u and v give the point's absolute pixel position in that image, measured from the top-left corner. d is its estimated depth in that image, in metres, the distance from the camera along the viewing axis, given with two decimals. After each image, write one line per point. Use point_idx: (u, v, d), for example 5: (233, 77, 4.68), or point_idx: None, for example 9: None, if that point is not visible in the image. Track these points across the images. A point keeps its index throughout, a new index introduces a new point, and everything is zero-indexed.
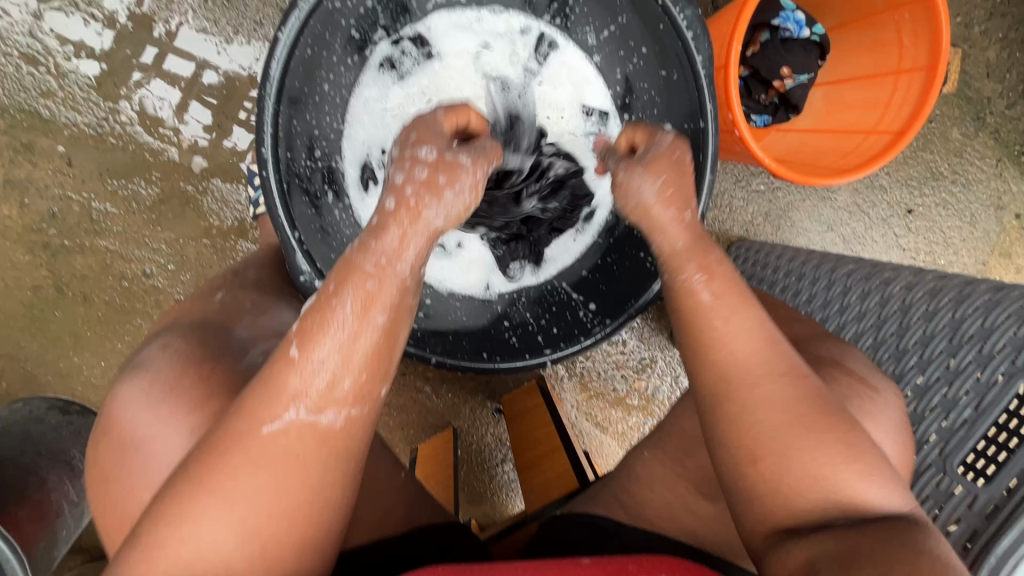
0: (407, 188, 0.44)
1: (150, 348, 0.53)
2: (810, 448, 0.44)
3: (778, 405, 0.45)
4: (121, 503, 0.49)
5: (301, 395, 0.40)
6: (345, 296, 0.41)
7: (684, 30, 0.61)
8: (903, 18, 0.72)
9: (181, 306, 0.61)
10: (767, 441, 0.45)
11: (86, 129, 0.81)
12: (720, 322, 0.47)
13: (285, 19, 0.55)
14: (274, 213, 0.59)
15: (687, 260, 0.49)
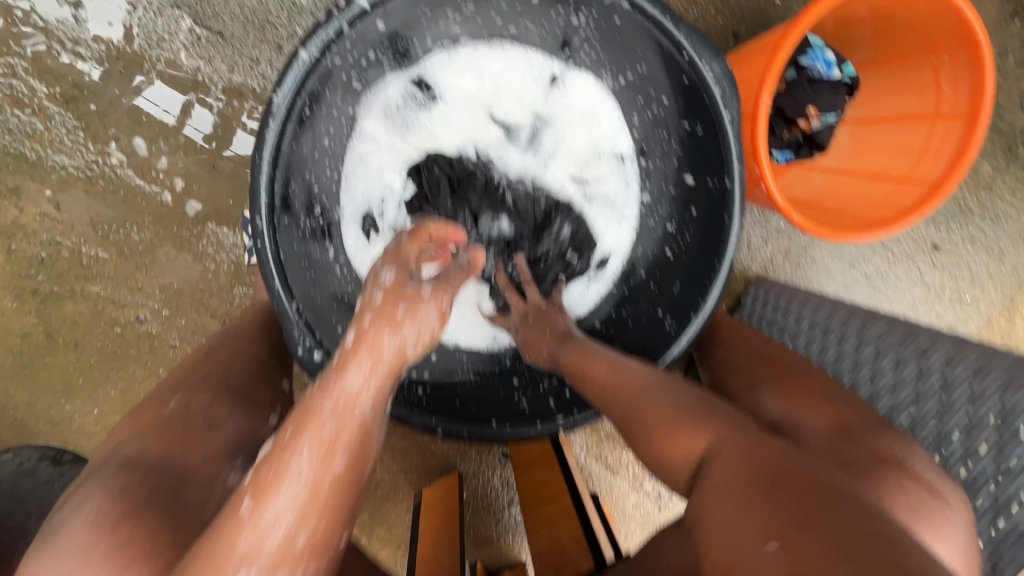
0: (369, 317, 0.48)
1: (69, 505, 0.43)
2: (672, 429, 0.48)
3: (640, 395, 0.52)
4: None
5: (252, 554, 0.37)
6: (302, 439, 0.40)
7: (711, 86, 0.56)
8: (942, 60, 0.67)
9: (124, 426, 0.51)
10: (633, 420, 0.51)
11: (75, 172, 0.77)
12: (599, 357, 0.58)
13: (281, 79, 0.50)
14: (270, 284, 0.55)
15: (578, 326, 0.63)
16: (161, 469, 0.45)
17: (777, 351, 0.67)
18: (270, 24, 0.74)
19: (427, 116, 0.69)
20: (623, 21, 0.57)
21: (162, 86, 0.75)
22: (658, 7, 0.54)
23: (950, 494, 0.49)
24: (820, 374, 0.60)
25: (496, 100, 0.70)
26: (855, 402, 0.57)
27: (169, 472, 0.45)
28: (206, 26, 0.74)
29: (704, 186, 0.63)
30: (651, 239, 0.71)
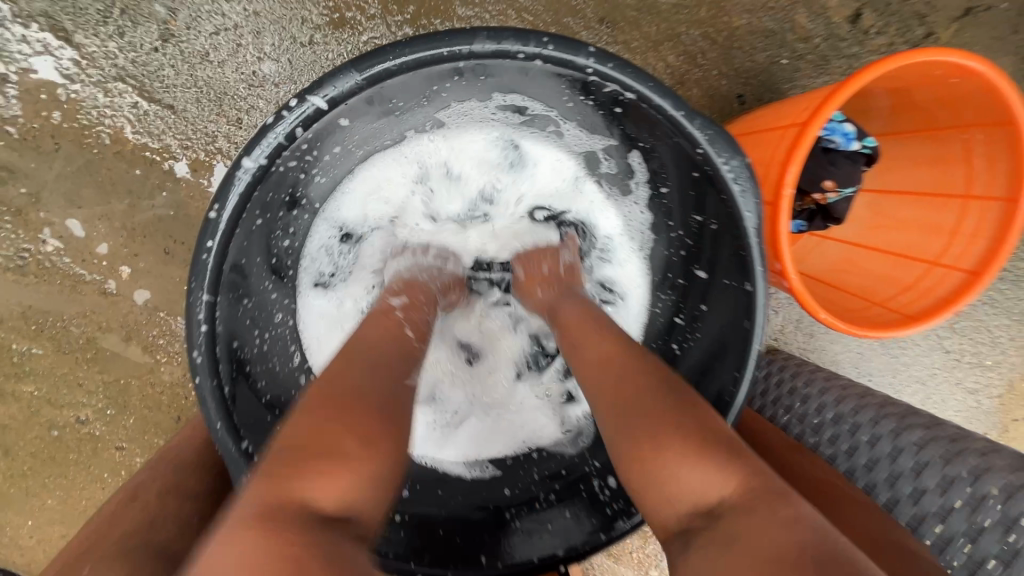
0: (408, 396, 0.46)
1: None
2: (675, 445, 0.41)
3: (639, 395, 0.45)
4: None
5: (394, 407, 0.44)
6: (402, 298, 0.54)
7: (729, 182, 0.48)
8: (973, 138, 0.61)
9: None
10: (614, 401, 0.46)
11: (5, 262, 0.68)
12: (587, 342, 0.51)
13: (222, 193, 0.42)
14: (211, 429, 0.45)
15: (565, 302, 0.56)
16: None
17: (809, 456, 0.59)
18: (228, 99, 0.66)
19: (366, 256, 0.61)
20: (624, 109, 0.49)
21: (112, 147, 0.66)
22: (669, 100, 0.45)
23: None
24: (871, 505, 0.52)
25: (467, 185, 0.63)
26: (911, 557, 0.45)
27: None
28: (153, 99, 0.66)
29: (720, 284, 0.56)
30: (657, 329, 0.65)
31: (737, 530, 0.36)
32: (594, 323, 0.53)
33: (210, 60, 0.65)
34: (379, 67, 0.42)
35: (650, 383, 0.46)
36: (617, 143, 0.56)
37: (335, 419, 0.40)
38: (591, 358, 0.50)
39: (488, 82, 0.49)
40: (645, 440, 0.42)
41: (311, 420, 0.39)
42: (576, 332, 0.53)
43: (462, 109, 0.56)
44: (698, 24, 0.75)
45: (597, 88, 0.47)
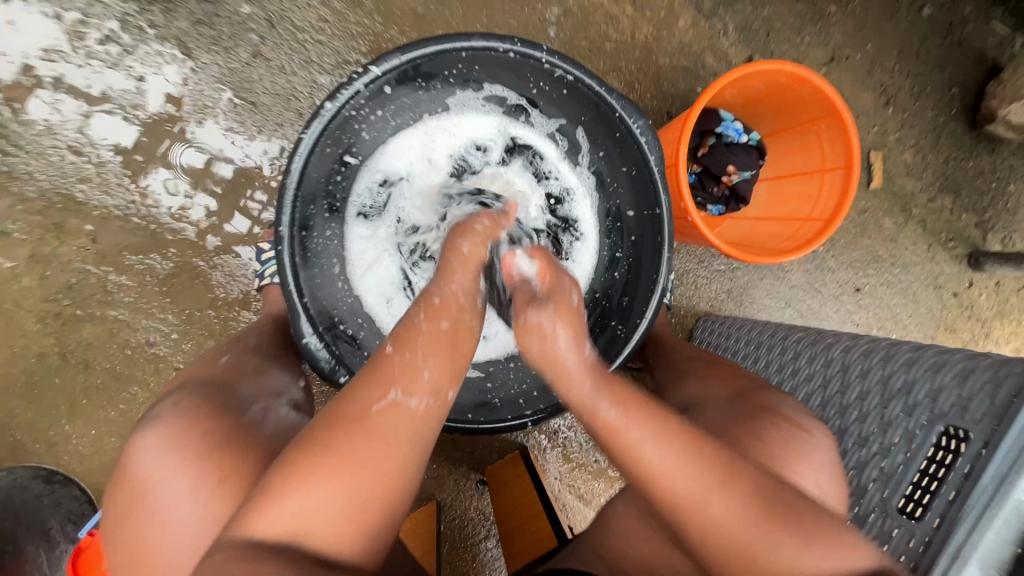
0: (395, 394, 0.52)
1: (166, 404, 0.63)
2: (786, 547, 0.50)
3: (733, 516, 0.51)
4: (140, 527, 0.57)
5: (397, 382, 0.52)
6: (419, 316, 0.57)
7: (638, 136, 0.73)
8: (821, 127, 0.87)
9: (193, 369, 0.72)
10: (709, 511, 0.51)
11: (116, 210, 0.91)
12: (650, 453, 0.53)
13: (310, 124, 0.67)
14: (285, 282, 0.68)
15: (598, 397, 0.56)
16: (227, 388, 0.66)
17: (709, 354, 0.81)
18: (296, 99, 0.93)
19: (397, 199, 0.86)
20: (567, 90, 0.75)
21: (208, 128, 0.92)
22: (595, 80, 0.71)
23: (809, 426, 0.64)
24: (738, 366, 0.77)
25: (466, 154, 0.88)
26: (751, 377, 0.73)
27: (233, 391, 0.65)
28: (242, 97, 0.92)
29: (640, 215, 0.79)
30: (603, 263, 0.87)
31: None
32: (653, 429, 0.54)
33: (285, 71, 0.92)
34: (413, 50, 0.67)
35: (734, 493, 0.52)
36: (569, 122, 0.82)
37: (345, 440, 0.49)
38: (662, 472, 0.52)
39: (479, 73, 0.76)
40: (751, 557, 0.51)
41: (328, 434, 0.50)
42: (621, 434, 0.54)
43: (464, 96, 0.82)
44: (634, 61, 1.04)
45: (550, 74, 0.73)
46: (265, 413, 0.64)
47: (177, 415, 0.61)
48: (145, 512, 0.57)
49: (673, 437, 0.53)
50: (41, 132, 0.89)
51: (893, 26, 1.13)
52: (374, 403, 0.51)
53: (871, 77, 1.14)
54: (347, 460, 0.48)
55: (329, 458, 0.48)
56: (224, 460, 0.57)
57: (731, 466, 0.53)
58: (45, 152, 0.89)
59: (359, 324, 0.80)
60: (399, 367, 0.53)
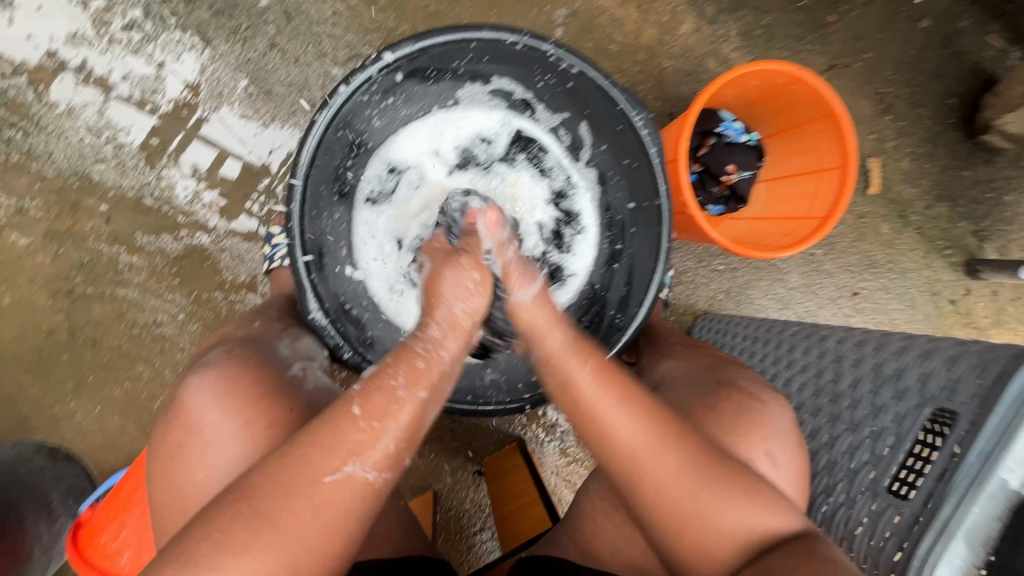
0: (352, 466, 0.52)
1: (217, 352, 0.67)
2: (722, 500, 0.54)
3: (683, 472, 0.54)
4: (181, 466, 0.60)
5: (357, 453, 0.52)
6: (399, 371, 0.57)
7: (640, 129, 0.75)
8: (818, 128, 0.89)
9: (227, 329, 0.74)
10: (652, 464, 0.55)
11: (130, 192, 0.93)
12: (611, 415, 0.55)
13: (323, 106, 0.69)
14: (294, 259, 0.70)
15: (567, 355, 0.59)
16: (269, 346, 0.69)
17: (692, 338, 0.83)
18: (309, 89, 0.95)
19: (405, 187, 0.89)
20: (572, 84, 0.78)
21: (223, 115, 0.95)
22: (600, 74, 0.74)
23: (764, 398, 0.65)
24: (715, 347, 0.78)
25: (474, 146, 0.90)
26: (718, 353, 0.74)
27: (274, 349, 0.69)
28: (257, 85, 0.95)
29: (641, 208, 0.81)
30: (603, 256, 0.89)
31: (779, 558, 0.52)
32: (613, 393, 0.56)
33: (300, 62, 0.96)
34: (424, 40, 0.70)
35: (681, 450, 0.55)
36: (574, 117, 0.84)
37: (289, 505, 0.49)
38: (621, 432, 0.55)
39: (487, 66, 0.79)
40: (699, 516, 0.54)
41: (269, 499, 0.50)
42: (585, 396, 0.57)
43: (472, 90, 0.85)
44: (638, 63, 1.07)
45: (556, 68, 0.76)
46: (304, 372, 0.67)
47: (229, 364, 0.64)
48: (190, 450, 0.60)
49: (633, 400, 0.56)
50: (62, 114, 0.92)
51: (892, 36, 1.16)
52: (327, 474, 0.51)
53: (870, 85, 1.17)
54: (285, 534, 0.49)
55: (265, 529, 0.49)
56: (270, 408, 0.61)
57: (684, 433, 0.56)
58: (64, 133, 0.92)
59: (365, 306, 0.82)
60: (361, 432, 0.53)
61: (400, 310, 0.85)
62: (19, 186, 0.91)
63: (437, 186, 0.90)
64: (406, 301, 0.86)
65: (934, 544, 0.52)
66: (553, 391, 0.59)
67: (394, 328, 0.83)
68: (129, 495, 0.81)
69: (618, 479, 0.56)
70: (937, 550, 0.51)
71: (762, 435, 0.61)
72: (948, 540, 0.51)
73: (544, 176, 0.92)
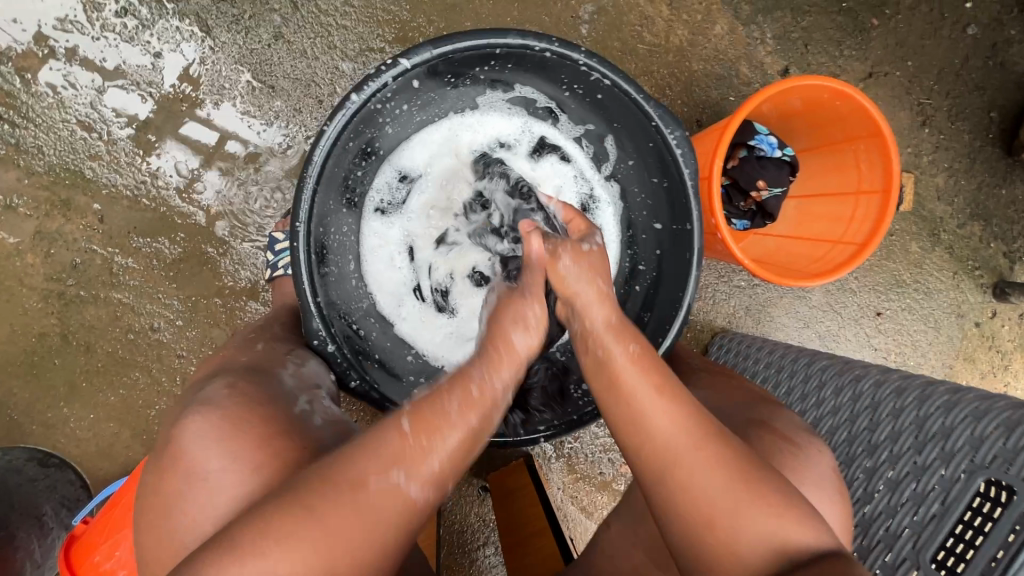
0: (397, 476, 0.49)
1: (218, 386, 0.64)
2: (760, 505, 0.49)
3: (720, 472, 0.50)
4: (179, 516, 0.57)
5: (403, 462, 0.50)
6: (451, 394, 0.53)
7: (674, 147, 0.70)
8: (859, 147, 0.83)
9: (227, 354, 0.72)
10: (689, 458, 0.50)
11: (125, 190, 0.89)
12: (650, 403, 0.52)
13: (333, 114, 0.64)
14: (298, 278, 0.66)
15: (610, 338, 0.56)
16: (273, 376, 0.66)
17: (712, 365, 0.78)
18: (316, 84, 0.90)
19: (417, 195, 0.83)
20: (603, 95, 0.72)
21: (224, 111, 0.89)
22: (634, 87, 0.68)
23: (802, 441, 0.60)
24: (741, 379, 0.74)
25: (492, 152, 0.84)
26: (745, 388, 0.70)
27: (278, 380, 0.66)
28: (261, 80, 0.89)
29: (669, 230, 0.75)
30: (622, 275, 0.83)
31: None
32: (660, 382, 0.53)
33: (307, 56, 0.89)
34: (445, 45, 0.64)
35: (721, 447, 0.51)
36: (601, 127, 0.78)
37: (333, 500, 0.47)
38: (658, 420, 0.52)
39: (510, 71, 0.73)
40: (730, 522, 0.49)
41: (314, 492, 0.47)
42: (625, 383, 0.54)
43: (493, 94, 0.79)
44: (667, 65, 1.01)
45: (586, 77, 0.70)
46: (312, 407, 0.65)
47: (231, 401, 0.61)
48: (191, 496, 0.57)
49: (679, 394, 0.53)
50: (52, 105, 0.87)
51: (935, 44, 1.10)
52: (372, 479, 0.49)
53: (909, 96, 1.10)
54: (330, 537, 0.46)
55: (309, 525, 0.46)
56: (275, 448, 0.58)
57: (730, 438, 0.53)
58: (55, 126, 0.87)
59: (373, 324, 0.77)
60: (408, 446, 0.50)
61: (408, 328, 0.80)
62: (6, 181, 0.87)
63: (451, 194, 0.84)
64: (413, 318, 0.81)
65: None
66: (591, 375, 0.57)
67: (401, 347, 0.79)
68: (124, 514, 0.78)
69: (649, 472, 0.52)
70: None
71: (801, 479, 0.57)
72: None
73: (565, 187, 0.85)
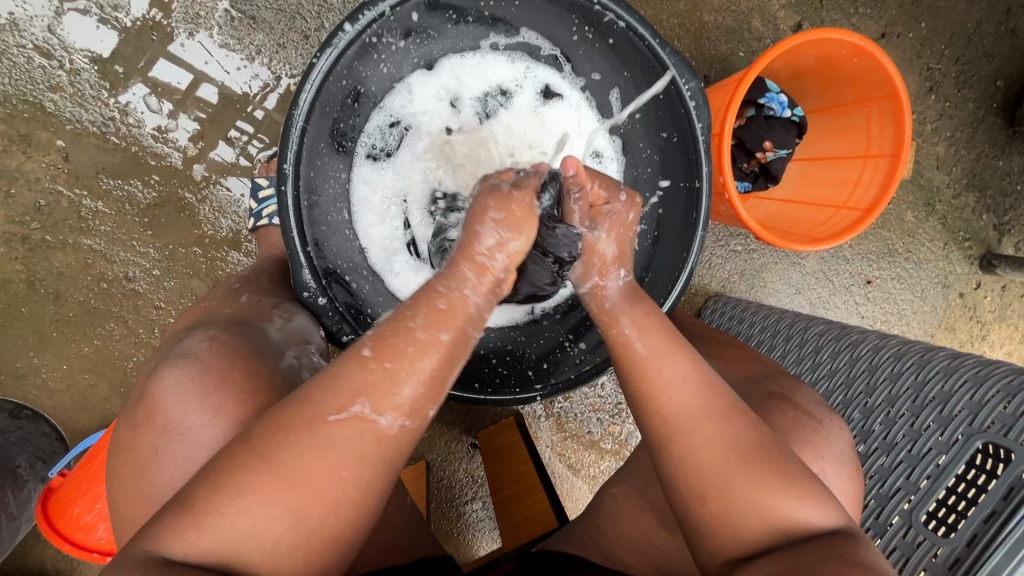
0: (360, 407, 0.45)
1: (198, 339, 0.60)
2: (757, 485, 0.48)
3: (727, 446, 0.49)
4: (159, 474, 0.55)
5: (366, 393, 0.45)
6: (418, 312, 0.48)
7: (688, 99, 0.67)
8: (871, 110, 0.81)
9: (203, 306, 0.68)
10: (688, 430, 0.50)
11: (91, 127, 0.82)
12: (659, 373, 0.52)
13: (326, 45, 0.60)
14: (286, 226, 0.62)
15: (620, 313, 0.56)
16: (259, 330, 0.63)
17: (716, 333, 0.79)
18: (302, 16, 0.82)
19: (411, 143, 0.76)
20: (614, 40, 0.69)
21: (200, 41, 0.82)
22: (649, 31, 0.65)
23: (823, 417, 0.61)
24: (750, 348, 0.74)
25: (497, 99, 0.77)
26: (765, 361, 0.70)
27: (265, 334, 0.63)
28: (241, 10, 0.82)
29: (676, 189, 0.72)
30: None
31: (810, 554, 0.45)
32: (673, 357, 0.53)
33: None
34: None
35: (726, 420, 0.50)
36: (611, 75, 0.74)
37: (291, 445, 0.44)
38: (668, 393, 0.52)
39: (517, 7, 0.70)
40: (724, 490, 0.48)
41: (269, 442, 0.44)
42: (639, 351, 0.54)
43: (497, 36, 0.74)
44: (677, 15, 0.96)
45: (598, 18, 0.67)
46: (299, 363, 0.63)
47: (211, 350, 0.59)
48: (169, 453, 0.55)
49: (690, 366, 0.53)
50: (3, 27, 0.79)
51: (950, 5, 1.06)
52: (332, 413, 0.45)
53: (919, 59, 1.07)
54: (296, 481, 0.43)
55: (271, 472, 0.43)
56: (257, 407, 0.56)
57: (741, 409, 0.52)
58: (8, 51, 0.79)
59: (365, 278, 0.72)
60: (371, 374, 0.46)
61: (403, 285, 0.75)
62: None
63: (450, 143, 0.76)
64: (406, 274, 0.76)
65: None
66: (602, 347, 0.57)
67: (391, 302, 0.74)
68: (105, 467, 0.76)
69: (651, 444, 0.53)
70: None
71: (814, 453, 0.58)
72: None
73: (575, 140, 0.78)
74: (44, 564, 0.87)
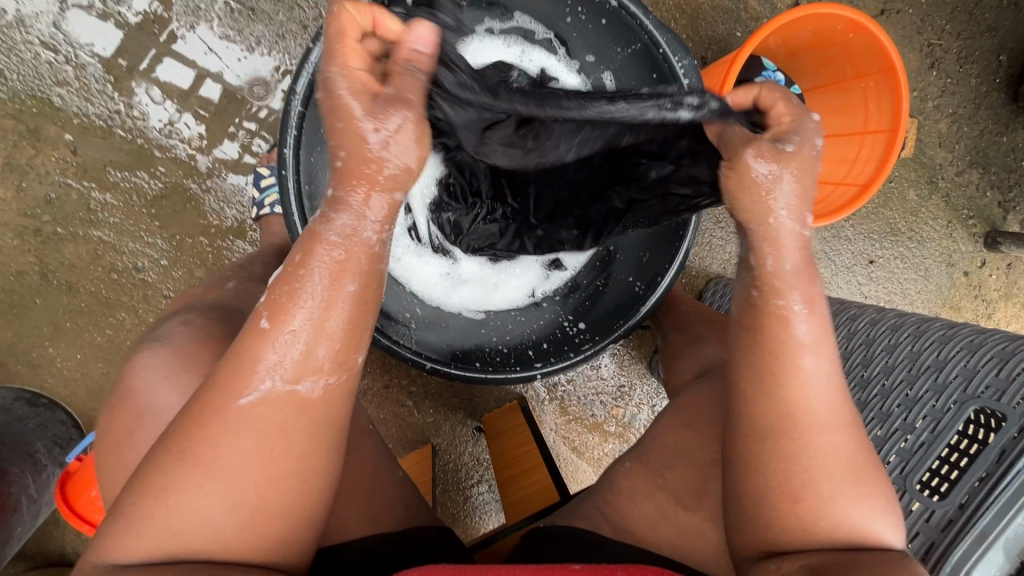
0: (270, 383, 0.43)
1: (173, 323, 0.63)
2: (856, 500, 0.47)
3: (841, 458, 0.47)
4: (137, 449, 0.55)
5: (269, 366, 0.42)
6: (310, 267, 0.43)
7: (681, 77, 0.68)
8: (868, 85, 0.81)
9: (192, 292, 0.70)
10: (813, 430, 0.47)
11: (97, 120, 0.83)
12: (809, 365, 0.47)
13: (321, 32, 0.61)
14: (289, 213, 0.64)
15: (795, 284, 0.47)
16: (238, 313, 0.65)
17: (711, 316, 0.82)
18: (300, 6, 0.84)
19: None
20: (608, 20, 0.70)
21: (200, 33, 0.83)
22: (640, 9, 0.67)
23: None
24: None
25: None
26: None
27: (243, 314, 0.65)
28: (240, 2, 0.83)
29: None
30: None
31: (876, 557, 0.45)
32: (829, 359, 0.48)
33: None
34: None
35: (849, 431, 0.48)
36: (607, 55, 0.74)
37: (208, 436, 0.42)
38: (811, 389, 0.47)
39: None
40: (826, 498, 0.47)
41: (185, 439, 0.42)
42: (801, 336, 0.47)
43: (492, 20, 0.73)
44: None
45: None
46: None
47: (191, 333, 0.60)
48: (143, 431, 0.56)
49: (833, 364, 0.48)
50: (10, 24, 0.81)
51: None
52: (241, 397, 0.42)
53: (919, 35, 1.07)
54: (221, 467, 0.42)
55: (193, 465, 0.42)
56: None
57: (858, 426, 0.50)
58: (15, 47, 0.81)
59: None
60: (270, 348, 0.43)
61: (410, 272, 0.76)
62: None
63: None
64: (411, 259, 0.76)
65: (969, 550, 0.49)
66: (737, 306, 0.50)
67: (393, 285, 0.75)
68: None
69: (761, 431, 0.48)
70: (973, 557, 0.49)
71: None
72: (979, 544, 0.49)
73: None
74: (64, 547, 0.90)
